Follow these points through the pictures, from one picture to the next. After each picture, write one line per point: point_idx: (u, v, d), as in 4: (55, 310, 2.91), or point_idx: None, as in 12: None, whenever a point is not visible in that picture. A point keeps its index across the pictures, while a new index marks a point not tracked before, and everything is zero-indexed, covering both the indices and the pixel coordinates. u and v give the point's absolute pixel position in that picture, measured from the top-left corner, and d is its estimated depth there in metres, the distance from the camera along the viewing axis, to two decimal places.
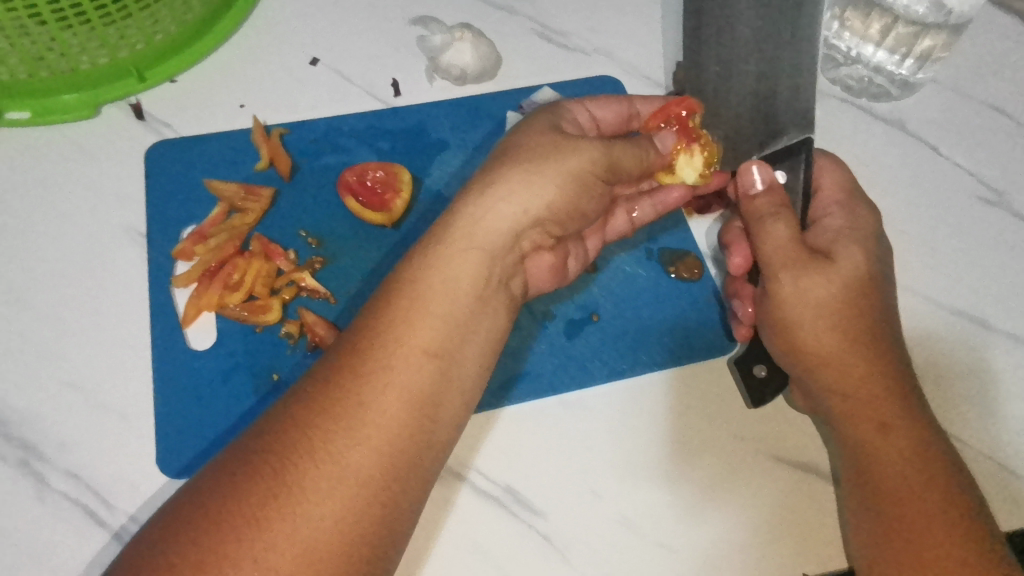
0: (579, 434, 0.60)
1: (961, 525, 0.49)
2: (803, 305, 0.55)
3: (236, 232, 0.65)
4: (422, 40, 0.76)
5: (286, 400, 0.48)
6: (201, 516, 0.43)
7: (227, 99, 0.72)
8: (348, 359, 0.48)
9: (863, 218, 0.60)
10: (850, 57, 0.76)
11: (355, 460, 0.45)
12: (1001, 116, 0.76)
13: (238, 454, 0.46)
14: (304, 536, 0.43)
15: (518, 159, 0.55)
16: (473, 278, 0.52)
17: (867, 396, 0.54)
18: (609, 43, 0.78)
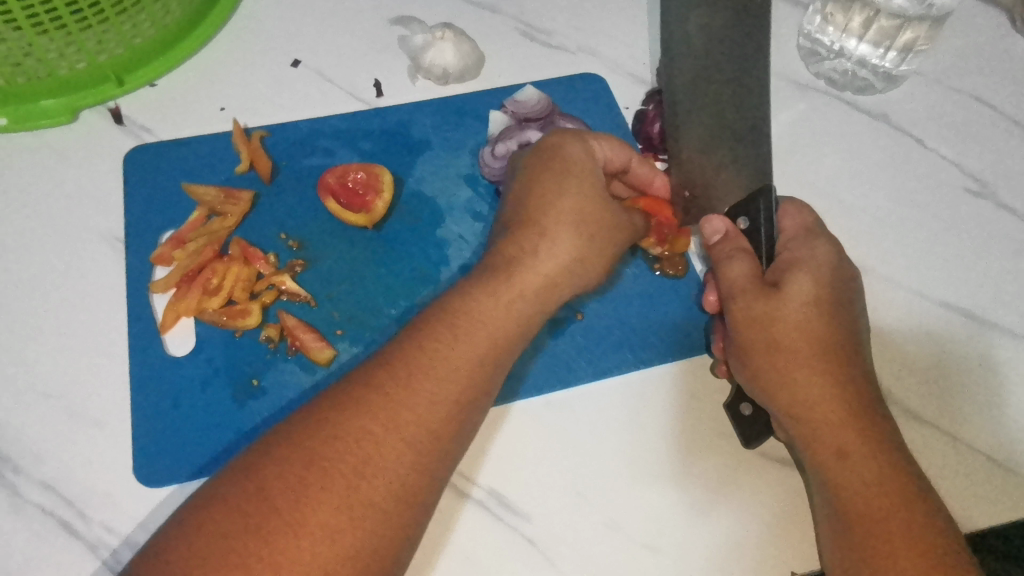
0: (584, 436, 0.59)
1: (922, 546, 0.48)
2: (760, 333, 0.55)
3: (214, 236, 0.64)
4: (404, 41, 0.76)
5: (338, 401, 0.47)
6: (271, 520, 0.42)
7: (207, 103, 0.71)
8: (407, 369, 0.49)
9: (821, 251, 0.57)
10: (835, 50, 0.78)
11: (411, 476, 0.46)
12: (984, 106, 0.75)
13: (298, 453, 0.45)
14: (349, 540, 0.43)
15: (571, 178, 0.56)
16: (518, 298, 0.54)
17: (822, 418, 0.53)
18: (593, 41, 0.77)
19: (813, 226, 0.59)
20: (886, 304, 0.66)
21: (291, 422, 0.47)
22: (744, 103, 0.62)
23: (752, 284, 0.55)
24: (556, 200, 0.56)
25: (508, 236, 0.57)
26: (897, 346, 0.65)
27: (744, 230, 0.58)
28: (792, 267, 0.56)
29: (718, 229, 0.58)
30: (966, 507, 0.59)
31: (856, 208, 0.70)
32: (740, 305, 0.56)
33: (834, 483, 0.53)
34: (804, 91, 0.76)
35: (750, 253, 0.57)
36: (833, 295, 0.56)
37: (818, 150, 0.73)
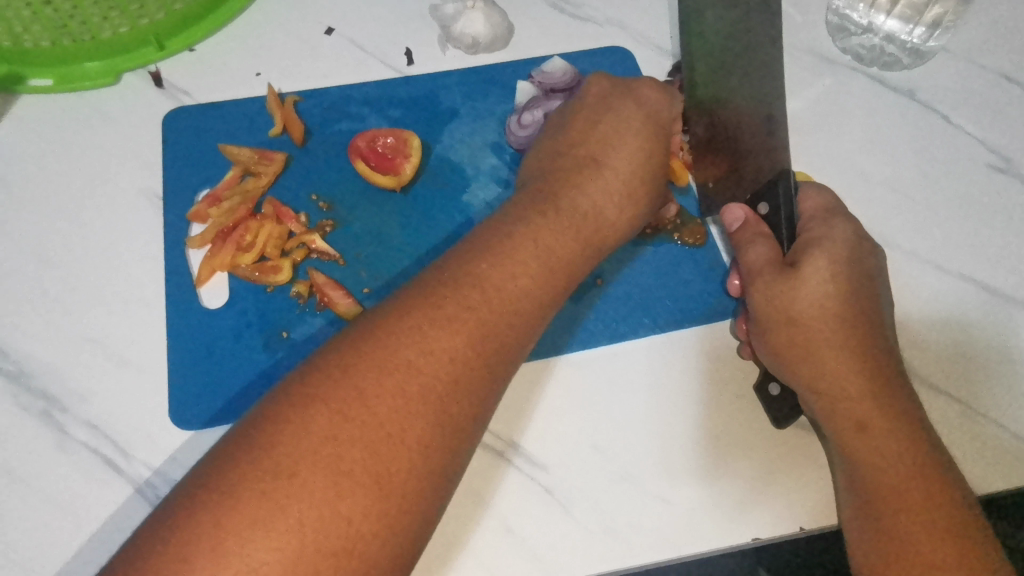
0: (624, 388, 0.61)
1: (951, 525, 0.49)
2: (778, 310, 0.56)
3: (249, 196, 0.66)
4: (434, 10, 0.76)
5: (429, 314, 0.48)
6: (374, 427, 0.43)
7: (243, 68, 0.73)
8: (490, 293, 0.50)
9: (839, 229, 0.57)
10: (863, 25, 0.77)
11: (486, 398, 0.48)
12: (1011, 84, 0.75)
13: (396, 363, 0.45)
14: (425, 441, 0.44)
15: (640, 125, 0.61)
16: (587, 233, 0.57)
17: (845, 390, 0.54)
18: (622, 13, 0.78)
19: (832, 207, 0.59)
20: (904, 278, 0.67)
21: (374, 327, 0.47)
22: (760, 78, 0.60)
23: (771, 265, 0.56)
24: (628, 151, 0.60)
25: (570, 173, 0.59)
26: (913, 319, 0.65)
27: (765, 216, 0.59)
28: (811, 245, 0.56)
29: (738, 217, 0.60)
30: (974, 473, 0.60)
31: (878, 181, 0.71)
32: (761, 286, 0.56)
33: (853, 456, 0.54)
34: (830, 67, 0.76)
35: (769, 238, 0.58)
36: (855, 272, 0.56)
37: (840, 124, 0.73)
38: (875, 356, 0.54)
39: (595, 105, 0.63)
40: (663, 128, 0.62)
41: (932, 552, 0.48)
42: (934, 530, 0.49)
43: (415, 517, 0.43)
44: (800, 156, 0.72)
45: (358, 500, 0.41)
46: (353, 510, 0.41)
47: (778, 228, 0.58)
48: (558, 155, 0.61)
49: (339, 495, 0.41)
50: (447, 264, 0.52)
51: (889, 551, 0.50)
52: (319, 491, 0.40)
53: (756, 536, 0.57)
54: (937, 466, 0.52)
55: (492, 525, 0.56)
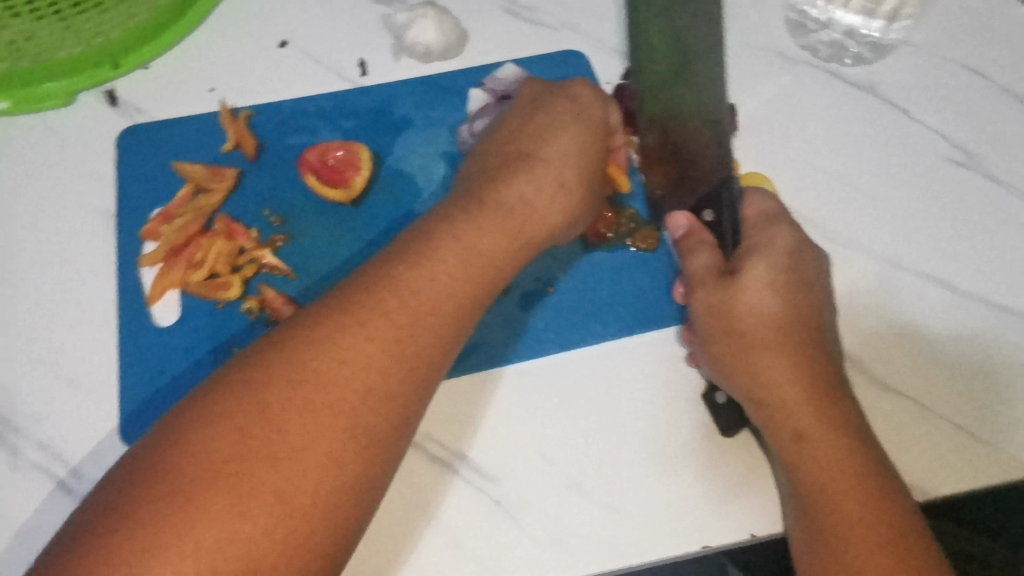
0: (561, 395, 0.61)
1: (889, 531, 0.49)
2: (720, 318, 0.56)
3: (200, 212, 0.66)
4: (387, 19, 0.76)
5: (341, 324, 0.48)
6: (278, 444, 0.43)
7: (197, 83, 0.73)
8: (409, 299, 0.50)
9: (779, 237, 0.57)
10: (821, 21, 0.76)
11: (408, 405, 0.48)
12: (974, 77, 0.74)
13: (304, 377, 0.45)
14: (334, 454, 0.44)
15: (573, 122, 0.61)
16: (517, 233, 0.57)
17: (783, 399, 0.53)
18: (577, 16, 0.77)
19: (774, 213, 0.59)
20: (862, 278, 0.66)
21: (284, 342, 0.47)
22: (703, 83, 0.60)
23: (712, 274, 0.57)
24: (562, 148, 0.60)
25: (498, 175, 0.59)
26: (872, 320, 0.64)
27: (709, 223, 0.60)
28: (751, 251, 0.57)
29: (681, 225, 0.60)
30: (918, 475, 0.59)
31: (835, 179, 0.70)
32: (701, 295, 0.57)
33: (792, 466, 0.53)
34: (789, 64, 0.75)
35: (712, 245, 0.58)
36: (793, 276, 0.56)
37: (799, 122, 0.72)
38: (817, 362, 0.54)
39: (526, 107, 0.63)
40: (596, 124, 0.61)
41: (871, 560, 0.48)
42: (871, 532, 0.49)
43: (325, 533, 0.43)
44: (755, 155, 0.71)
45: (259, 519, 0.41)
46: (255, 530, 0.40)
47: (721, 233, 0.59)
48: (491, 159, 0.61)
49: (239, 516, 0.40)
50: (368, 272, 0.52)
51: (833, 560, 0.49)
52: (218, 514, 0.40)
53: (706, 544, 0.57)
54: (874, 471, 0.52)
55: (438, 538, 0.56)
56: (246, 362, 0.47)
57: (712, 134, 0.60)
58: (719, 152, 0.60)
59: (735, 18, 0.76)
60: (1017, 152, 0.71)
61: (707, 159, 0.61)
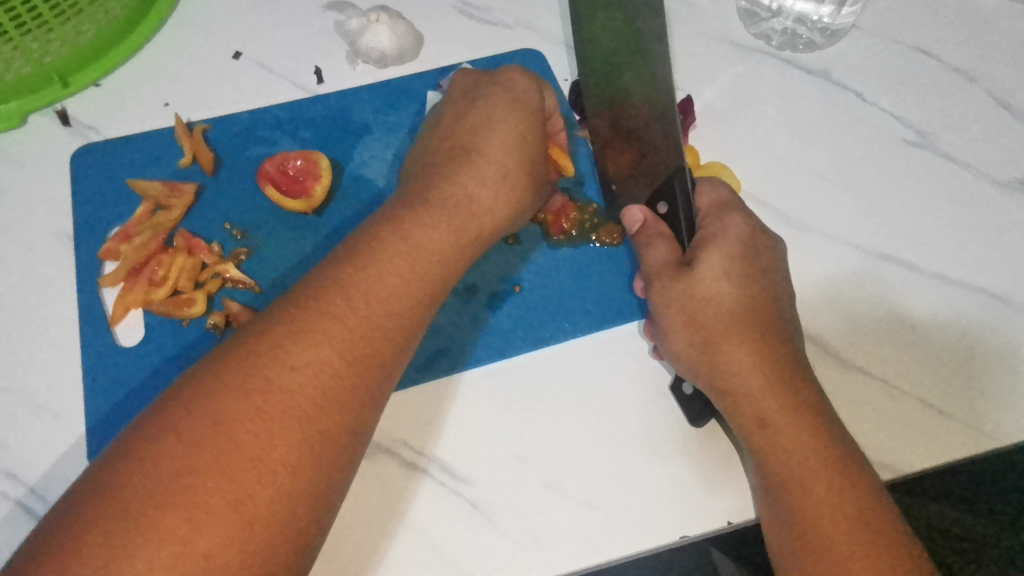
0: (533, 395, 0.61)
1: (857, 508, 0.50)
2: (678, 309, 0.56)
3: (159, 229, 0.66)
4: (340, 26, 0.75)
5: (293, 328, 0.47)
6: (232, 456, 0.41)
7: (151, 99, 0.72)
8: (359, 300, 0.49)
9: (732, 226, 0.58)
10: (772, 9, 0.77)
11: (364, 406, 0.47)
12: (924, 58, 0.74)
13: (254, 384, 0.44)
14: (290, 462, 0.43)
15: (512, 115, 0.60)
16: (462, 228, 0.57)
17: (745, 386, 0.54)
18: (531, 15, 0.77)
19: (728, 202, 0.60)
20: (823, 262, 0.67)
21: (235, 351, 0.46)
22: (643, 80, 0.60)
23: (669, 266, 0.57)
24: (506, 141, 0.59)
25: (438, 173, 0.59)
26: (833, 302, 0.65)
27: (664, 216, 0.60)
28: (705, 242, 0.57)
29: (637, 219, 0.60)
30: (880, 449, 0.60)
31: (793, 165, 0.71)
32: (659, 287, 0.57)
33: (759, 451, 0.54)
34: (743, 53, 0.75)
35: (668, 237, 0.59)
36: (749, 263, 0.57)
37: (755, 110, 0.73)
38: (774, 349, 0.55)
39: (463, 101, 0.62)
40: (534, 114, 0.61)
41: (839, 539, 0.49)
42: (838, 513, 0.50)
43: (284, 540, 0.42)
44: (713, 145, 0.71)
45: (215, 532, 0.40)
46: (211, 542, 0.39)
47: (677, 224, 0.59)
48: (435, 158, 0.60)
49: (193, 531, 0.39)
50: (320, 276, 0.51)
51: (802, 542, 0.50)
52: (171, 528, 0.39)
53: (684, 534, 0.57)
54: (840, 451, 0.53)
55: (417, 544, 0.56)
56: (197, 375, 0.45)
57: (661, 124, 0.59)
58: (671, 140, 0.59)
59: (688, 9, 0.77)
60: (968, 129, 0.72)
61: (658, 149, 0.60)
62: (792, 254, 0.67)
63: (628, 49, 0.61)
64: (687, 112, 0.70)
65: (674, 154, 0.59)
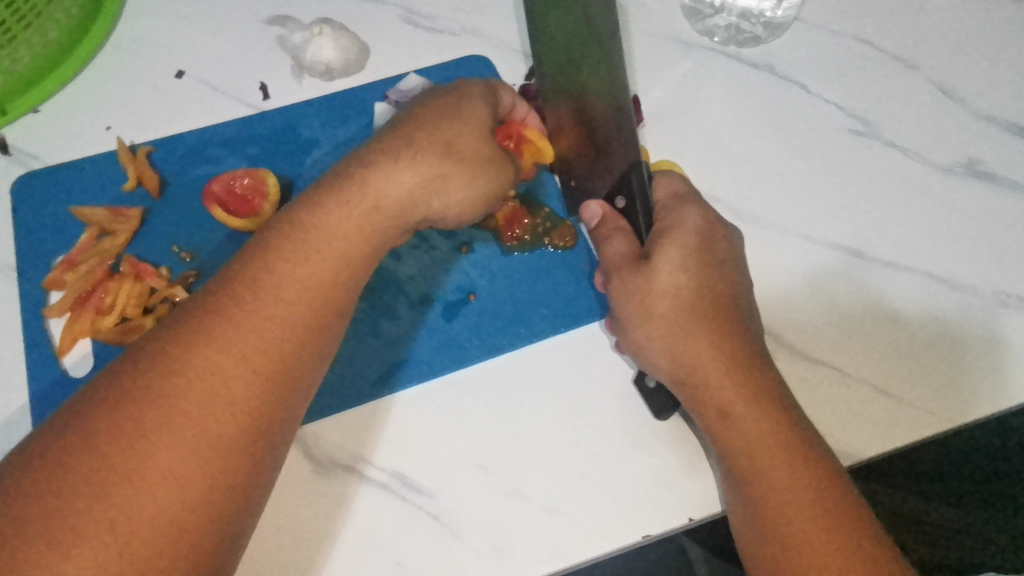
0: (486, 402, 0.61)
1: (817, 492, 0.51)
2: (637, 303, 0.56)
3: (105, 255, 0.65)
4: (283, 41, 0.74)
5: (179, 335, 0.45)
6: (105, 472, 0.40)
7: (92, 122, 0.71)
8: (251, 299, 0.48)
9: (687, 218, 0.58)
10: (715, 6, 0.77)
11: (264, 407, 0.45)
12: (866, 49, 0.75)
13: (133, 395, 0.43)
14: (170, 473, 0.41)
15: (439, 102, 0.59)
16: (368, 216, 0.54)
17: (707, 376, 0.54)
18: (478, 19, 0.76)
19: (683, 193, 0.60)
20: (775, 255, 0.67)
21: (126, 364, 0.45)
22: (600, 66, 0.58)
23: (627, 260, 0.57)
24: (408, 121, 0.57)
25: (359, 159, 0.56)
26: (787, 294, 0.66)
27: (622, 210, 0.60)
28: (661, 234, 0.57)
29: (596, 213, 0.61)
30: (846, 438, 0.61)
31: (741, 160, 0.71)
32: (618, 281, 0.57)
33: (720, 442, 0.54)
34: (689, 50, 0.75)
35: (626, 231, 0.59)
36: (704, 255, 0.57)
37: (703, 107, 0.73)
38: (732, 339, 0.55)
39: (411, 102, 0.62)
40: (461, 95, 0.59)
41: (800, 525, 0.50)
42: (799, 498, 0.50)
43: (170, 556, 0.40)
44: (665, 143, 0.72)
45: (87, 552, 0.39)
46: (84, 565, 0.38)
47: (635, 218, 0.59)
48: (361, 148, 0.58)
49: (61, 553, 0.38)
50: (228, 277, 0.49)
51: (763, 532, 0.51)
52: (39, 554, 0.38)
53: (646, 534, 0.58)
54: (800, 439, 0.53)
55: (382, 562, 0.56)
56: (90, 393, 0.44)
57: (616, 115, 0.58)
58: (625, 131, 0.57)
59: (634, 7, 0.76)
60: (911, 115, 0.73)
61: (614, 141, 0.59)
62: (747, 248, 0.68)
63: (585, 36, 0.59)
64: (637, 112, 0.70)
65: (629, 146, 0.58)
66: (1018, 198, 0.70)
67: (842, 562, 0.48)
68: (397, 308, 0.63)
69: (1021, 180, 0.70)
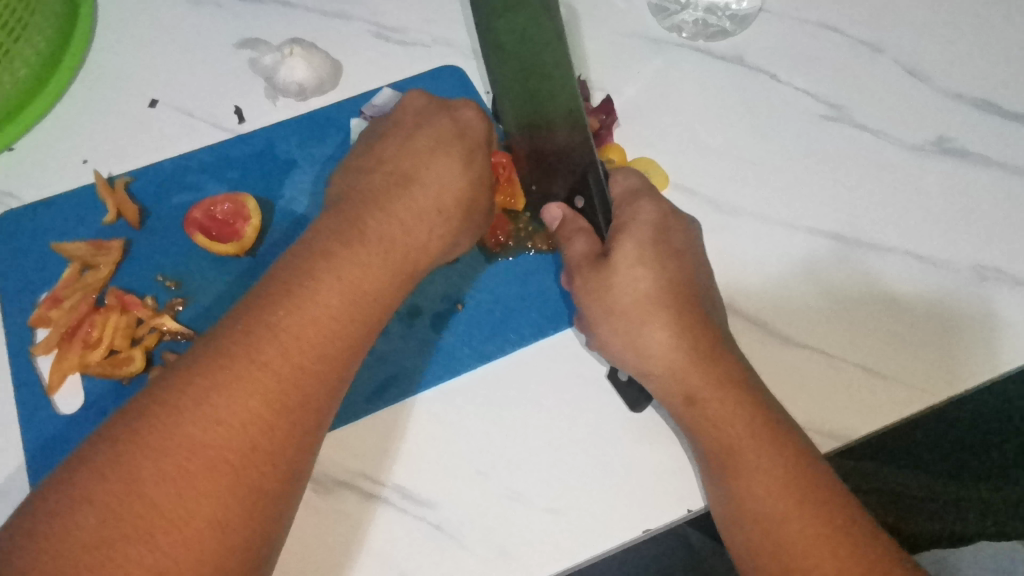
0: (503, 418, 0.61)
1: (798, 477, 0.51)
2: (597, 302, 0.58)
3: (89, 289, 0.65)
4: (254, 63, 0.74)
5: (216, 380, 0.44)
6: (151, 521, 0.39)
7: (67, 156, 0.71)
8: (290, 345, 0.47)
9: (644, 211, 0.59)
10: (681, 2, 0.78)
11: (297, 456, 0.46)
12: (832, 35, 0.76)
13: (175, 442, 0.42)
14: (218, 523, 0.41)
15: (451, 146, 0.61)
16: (400, 260, 0.55)
17: (674, 366, 0.56)
18: (447, 29, 0.77)
19: (639, 188, 0.61)
20: (755, 244, 0.68)
21: (153, 402, 0.43)
22: (548, 82, 0.64)
23: (587, 258, 0.59)
24: (441, 166, 0.59)
25: (382, 199, 0.57)
26: (768, 283, 0.67)
27: (581, 209, 0.62)
28: (619, 230, 0.59)
29: (557, 215, 0.62)
30: (836, 421, 0.62)
31: (719, 152, 0.72)
32: (581, 280, 0.59)
33: (695, 428, 0.55)
34: (658, 47, 0.76)
35: (586, 230, 0.61)
36: (663, 248, 0.58)
37: (676, 102, 0.74)
38: (698, 329, 0.56)
39: (413, 127, 0.62)
40: (472, 142, 0.62)
41: (779, 505, 0.50)
42: (766, 480, 0.51)
43: None
44: (638, 140, 0.72)
45: None
46: None
47: (595, 216, 0.61)
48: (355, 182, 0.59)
49: None
50: (227, 316, 0.49)
51: (746, 524, 0.51)
52: None
53: (644, 529, 0.58)
54: (779, 420, 0.54)
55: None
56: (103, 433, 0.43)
57: (569, 121, 0.62)
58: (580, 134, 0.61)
59: (600, 9, 0.77)
60: (880, 98, 0.74)
61: (570, 145, 0.62)
62: (726, 238, 0.68)
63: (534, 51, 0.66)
64: (608, 112, 0.71)
65: (584, 147, 0.61)
66: (989, 172, 0.71)
67: (823, 541, 0.48)
68: (385, 322, 0.64)
69: (993, 155, 0.71)
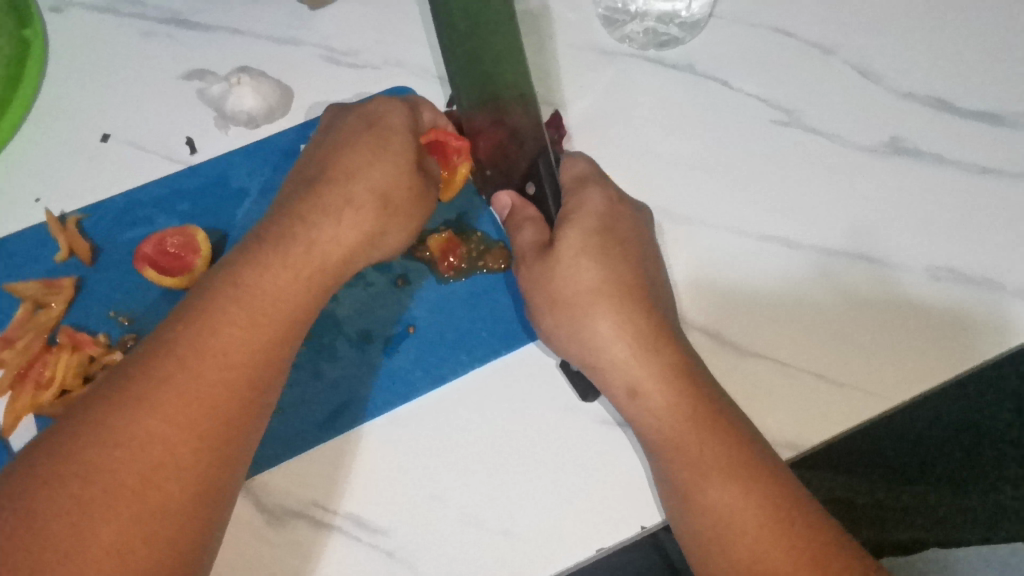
0: (453, 438, 0.60)
1: (746, 479, 0.51)
2: (542, 289, 0.58)
3: (40, 329, 0.65)
4: (203, 94, 0.74)
5: (112, 404, 0.45)
6: (49, 549, 0.40)
7: (20, 195, 0.71)
8: (190, 359, 0.47)
9: (589, 200, 0.60)
10: (630, 12, 0.77)
11: (209, 472, 0.46)
12: (783, 38, 0.76)
13: (71, 471, 0.42)
14: (120, 545, 0.41)
15: (362, 143, 0.60)
16: (309, 266, 0.55)
17: (619, 359, 0.56)
18: (397, 50, 0.76)
19: (586, 176, 0.62)
20: (710, 253, 0.68)
21: (58, 434, 0.44)
22: (495, 57, 0.58)
23: (534, 247, 0.60)
24: (350, 165, 0.59)
25: (289, 210, 0.57)
26: (727, 288, 0.66)
27: (532, 196, 0.62)
28: (564, 219, 0.59)
29: (506, 204, 0.63)
30: (793, 430, 0.61)
31: (671, 162, 0.71)
32: (526, 269, 0.60)
33: (640, 422, 0.56)
34: (610, 57, 0.75)
35: (536, 220, 0.61)
36: (607, 238, 0.59)
37: (628, 113, 0.73)
38: (644, 339, 0.56)
39: (322, 136, 0.63)
40: (383, 133, 0.60)
41: (727, 506, 0.50)
42: (731, 496, 0.50)
43: None
44: (590, 152, 0.72)
45: None
46: None
47: (545, 204, 0.61)
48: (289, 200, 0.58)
49: None
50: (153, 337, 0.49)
51: (697, 526, 0.51)
52: None
53: (600, 547, 0.57)
54: (728, 424, 0.53)
55: None
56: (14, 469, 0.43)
57: (521, 107, 0.57)
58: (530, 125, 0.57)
59: (549, 22, 0.76)
60: (832, 101, 0.73)
61: (522, 131, 0.58)
62: (681, 247, 0.68)
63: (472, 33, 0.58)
64: (556, 128, 0.71)
65: (534, 133, 0.57)
66: (943, 170, 0.70)
67: (766, 539, 0.48)
68: (337, 349, 0.63)
69: (946, 153, 0.71)
